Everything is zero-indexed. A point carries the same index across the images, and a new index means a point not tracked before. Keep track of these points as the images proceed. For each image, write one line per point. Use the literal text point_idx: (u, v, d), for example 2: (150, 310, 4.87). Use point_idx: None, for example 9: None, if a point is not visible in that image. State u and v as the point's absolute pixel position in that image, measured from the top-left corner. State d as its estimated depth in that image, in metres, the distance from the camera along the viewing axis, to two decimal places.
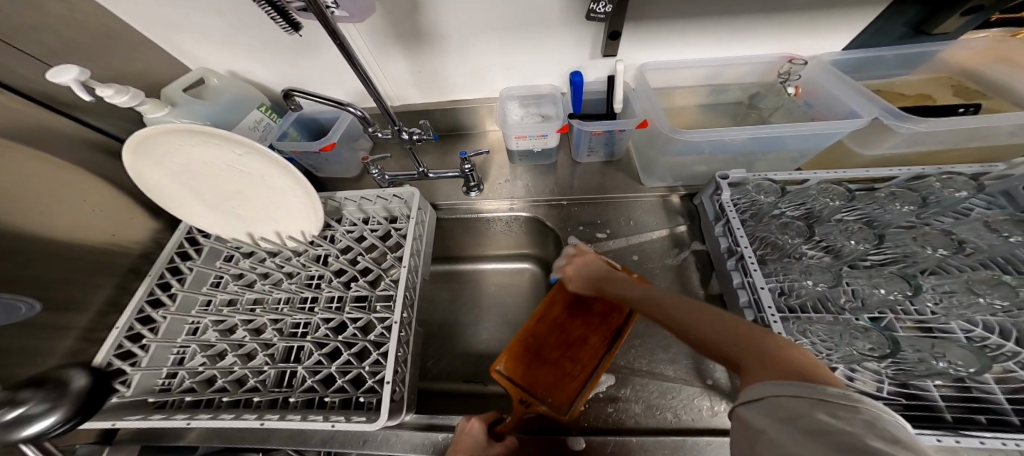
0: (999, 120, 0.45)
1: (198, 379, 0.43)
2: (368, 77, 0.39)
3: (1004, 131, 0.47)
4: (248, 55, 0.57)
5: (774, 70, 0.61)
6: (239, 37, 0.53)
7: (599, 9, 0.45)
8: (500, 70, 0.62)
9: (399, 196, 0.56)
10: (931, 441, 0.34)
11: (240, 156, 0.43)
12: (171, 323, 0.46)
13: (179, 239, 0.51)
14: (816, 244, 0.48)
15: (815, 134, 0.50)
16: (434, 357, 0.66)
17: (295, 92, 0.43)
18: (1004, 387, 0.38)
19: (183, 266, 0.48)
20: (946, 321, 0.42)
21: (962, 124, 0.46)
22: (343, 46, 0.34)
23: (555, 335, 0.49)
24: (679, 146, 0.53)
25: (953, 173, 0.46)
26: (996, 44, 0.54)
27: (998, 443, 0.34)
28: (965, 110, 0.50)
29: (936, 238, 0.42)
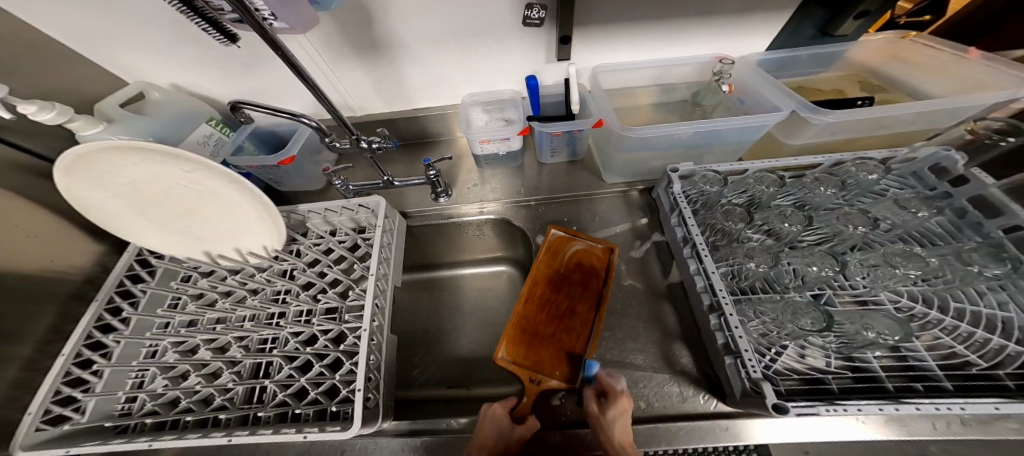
0: (899, 110, 0.50)
1: (162, 401, 0.42)
2: (318, 88, 0.40)
3: (904, 121, 0.54)
4: (197, 69, 0.56)
5: (709, 69, 0.65)
6: (184, 48, 0.52)
7: (533, 15, 0.51)
8: (459, 78, 0.64)
9: (364, 206, 0.56)
10: (874, 411, 0.34)
11: (189, 173, 0.42)
12: (126, 346, 0.44)
13: (128, 261, 0.48)
14: (758, 228, 0.51)
15: (746, 127, 0.54)
16: (422, 365, 0.66)
17: (240, 105, 0.43)
18: (935, 354, 0.41)
19: (135, 287, 0.46)
20: (875, 293, 0.46)
21: (869, 114, 0.50)
22: (285, 57, 0.35)
23: (546, 314, 0.50)
24: (630, 142, 0.56)
25: (865, 159, 0.52)
26: (891, 42, 0.62)
27: (932, 407, 0.35)
28: (864, 102, 0.55)
29: (856, 217, 0.47)
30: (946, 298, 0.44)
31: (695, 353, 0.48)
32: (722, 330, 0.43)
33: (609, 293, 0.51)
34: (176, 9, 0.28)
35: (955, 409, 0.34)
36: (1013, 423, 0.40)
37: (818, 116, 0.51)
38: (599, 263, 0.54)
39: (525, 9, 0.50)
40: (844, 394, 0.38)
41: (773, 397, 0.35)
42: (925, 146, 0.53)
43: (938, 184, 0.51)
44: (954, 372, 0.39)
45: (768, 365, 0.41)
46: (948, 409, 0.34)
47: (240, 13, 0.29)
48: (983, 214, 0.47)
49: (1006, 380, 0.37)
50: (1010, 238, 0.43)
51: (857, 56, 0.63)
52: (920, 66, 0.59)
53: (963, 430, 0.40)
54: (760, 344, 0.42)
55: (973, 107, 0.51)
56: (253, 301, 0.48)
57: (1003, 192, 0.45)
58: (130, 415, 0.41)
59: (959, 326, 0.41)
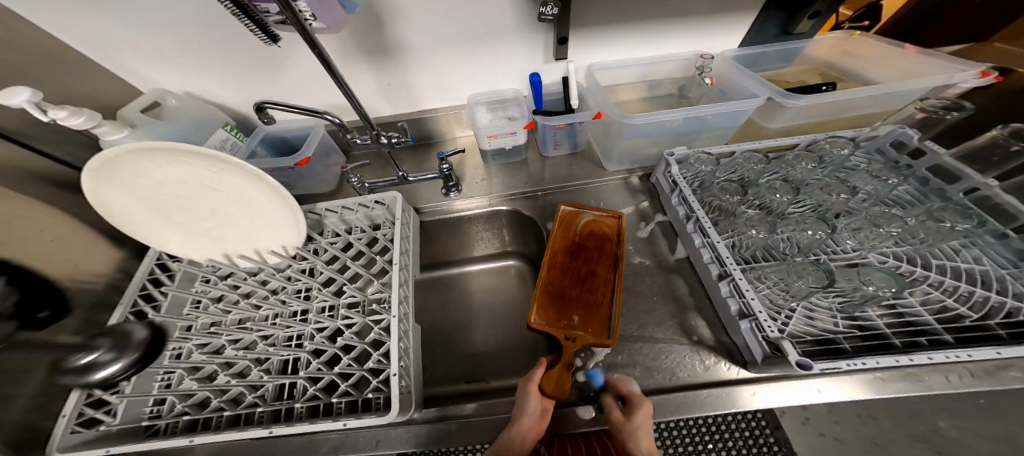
0: (858, 93, 0.56)
1: (193, 402, 0.43)
2: (345, 85, 0.42)
3: (866, 104, 0.60)
4: (208, 75, 0.57)
5: (692, 66, 0.71)
6: (200, 55, 0.54)
7: (547, 12, 0.50)
8: (464, 79, 0.67)
9: (381, 202, 0.59)
10: (891, 363, 0.37)
11: (214, 174, 0.44)
12: (150, 350, 0.46)
13: (149, 266, 0.51)
14: (752, 203, 0.56)
15: (730, 111, 0.59)
16: (438, 366, 0.67)
17: (266, 105, 0.45)
18: (929, 309, 0.44)
19: (157, 291, 0.48)
20: (865, 255, 0.50)
21: (836, 96, 0.56)
22: (321, 55, 0.38)
23: (570, 277, 0.56)
24: (630, 129, 0.60)
25: (837, 137, 0.58)
26: (841, 41, 0.69)
27: (942, 356, 0.37)
28: (826, 87, 0.61)
29: (836, 186, 0.53)
30: (927, 256, 0.48)
31: (709, 323, 0.51)
32: (734, 296, 0.46)
33: (622, 255, 0.57)
34: (226, 8, 0.31)
35: (963, 357, 0.37)
36: (1018, 372, 0.43)
37: (792, 101, 0.56)
38: (609, 230, 0.61)
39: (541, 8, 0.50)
40: (857, 352, 0.41)
41: (796, 356, 0.37)
42: (884, 125, 0.60)
43: (900, 157, 0.57)
44: (950, 326, 0.42)
45: (783, 329, 0.42)
46: (956, 356, 0.37)
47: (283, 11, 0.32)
48: (942, 180, 0.53)
49: (997, 329, 0.40)
50: (970, 199, 0.50)
51: (813, 52, 0.71)
52: (867, 61, 0.67)
53: (974, 382, 0.43)
54: (772, 309, 0.44)
55: (920, 91, 0.57)
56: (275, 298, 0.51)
57: (955, 160, 0.52)
58: (161, 417, 0.42)
59: (945, 281, 0.45)
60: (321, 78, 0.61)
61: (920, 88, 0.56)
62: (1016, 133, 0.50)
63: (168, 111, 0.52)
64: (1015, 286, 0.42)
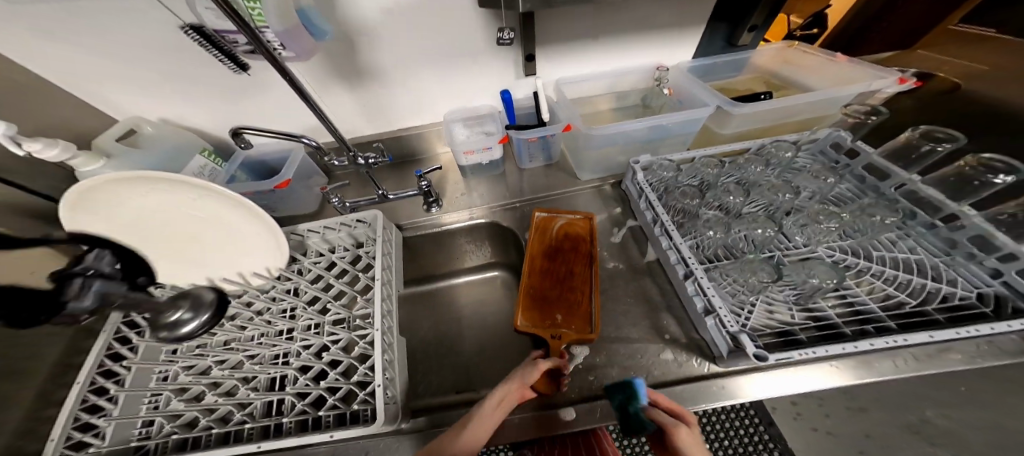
0: (794, 100, 0.62)
1: (181, 422, 0.46)
2: (317, 108, 0.44)
3: (806, 109, 0.65)
4: (185, 101, 0.58)
5: (650, 78, 0.76)
6: (177, 83, 0.55)
7: (506, 36, 0.56)
8: (440, 98, 0.70)
9: (362, 220, 0.60)
10: (839, 352, 0.40)
11: (194, 199, 0.45)
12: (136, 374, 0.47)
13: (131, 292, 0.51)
14: (712, 205, 0.59)
15: (685, 120, 0.64)
16: (425, 378, 0.66)
17: (241, 130, 0.46)
18: (874, 297, 0.48)
19: (140, 317, 0.49)
20: (814, 250, 0.53)
21: (776, 103, 0.61)
22: (292, 80, 0.38)
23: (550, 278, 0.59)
24: (597, 140, 0.64)
25: (779, 142, 0.62)
26: (780, 51, 0.76)
27: (882, 342, 0.40)
28: (766, 96, 0.66)
29: (781, 187, 0.57)
30: (869, 248, 0.52)
31: (680, 320, 0.54)
32: (699, 294, 0.49)
33: (597, 254, 0.61)
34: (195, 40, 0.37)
35: (901, 342, 0.40)
36: (959, 354, 0.47)
37: (738, 108, 0.61)
38: (583, 230, 0.64)
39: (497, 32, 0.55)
40: (811, 343, 0.44)
41: (753, 349, 0.40)
42: (822, 129, 0.66)
43: (839, 157, 0.63)
44: (893, 312, 0.46)
45: (744, 323, 0.46)
46: (895, 341, 0.40)
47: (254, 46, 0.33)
48: (876, 178, 0.58)
49: (935, 314, 0.44)
50: (901, 193, 0.55)
51: (758, 62, 0.77)
52: (805, 68, 0.73)
53: (919, 365, 0.46)
54: (732, 304, 0.48)
55: (849, 96, 0.63)
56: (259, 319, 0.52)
57: (884, 159, 0.58)
58: (149, 438, 0.44)
59: (885, 271, 0.49)
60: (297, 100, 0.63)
61: (849, 93, 0.61)
62: (925, 134, 0.57)
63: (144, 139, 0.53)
64: (947, 273, 0.47)
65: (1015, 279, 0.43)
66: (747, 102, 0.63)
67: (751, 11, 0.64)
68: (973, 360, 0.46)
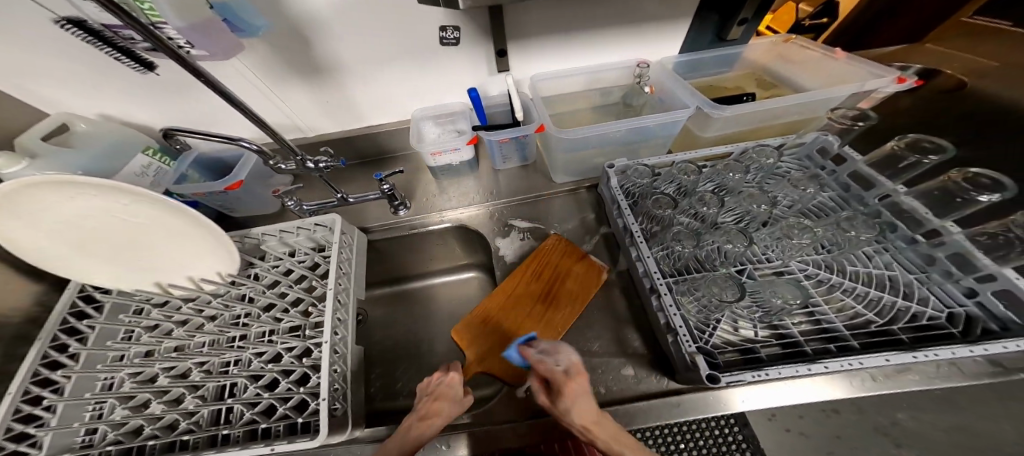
0: (776, 103, 0.58)
1: (126, 429, 0.46)
2: (252, 116, 0.38)
3: (793, 110, 0.62)
4: (124, 93, 0.55)
5: (631, 74, 0.72)
6: (112, 78, 0.52)
7: (448, 36, 0.57)
8: (407, 94, 0.67)
9: (322, 224, 0.58)
10: (792, 373, 0.39)
11: (127, 205, 0.43)
12: (77, 382, 0.47)
13: (71, 298, 0.49)
14: (687, 213, 0.57)
15: (665, 122, 0.60)
16: (404, 379, 0.66)
17: (176, 132, 0.42)
18: (842, 315, 0.46)
19: (82, 324, 0.47)
20: (787, 264, 0.51)
21: (761, 105, 0.58)
22: (210, 83, 0.33)
23: (527, 300, 0.57)
24: (570, 143, 0.61)
25: (763, 147, 0.59)
26: (775, 45, 0.72)
27: (838, 365, 0.39)
28: (748, 97, 0.63)
29: (759, 197, 0.54)
30: (843, 263, 0.50)
31: (644, 335, 0.53)
32: (662, 310, 0.48)
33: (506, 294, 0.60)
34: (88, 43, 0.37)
35: (857, 364, 0.39)
36: (915, 375, 0.47)
37: (718, 111, 0.58)
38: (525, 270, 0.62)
39: (439, 31, 0.56)
40: (771, 361, 0.42)
41: (707, 370, 0.40)
42: (808, 132, 0.62)
43: (824, 162, 0.59)
44: (859, 331, 0.44)
45: (703, 340, 0.44)
46: (852, 364, 0.39)
47: (150, 42, 0.28)
48: (860, 186, 0.55)
49: (900, 334, 0.43)
50: (884, 204, 0.52)
51: (751, 57, 0.73)
52: (798, 64, 0.69)
53: (875, 385, 0.46)
54: (693, 320, 0.46)
55: (839, 97, 0.59)
56: (210, 327, 0.51)
57: (870, 168, 0.54)
58: (92, 447, 0.44)
59: (856, 287, 0.48)
60: (249, 96, 0.59)
61: (841, 94, 0.58)
62: (909, 145, 0.54)
63: (78, 137, 0.50)
64: (920, 290, 0.46)
65: (991, 299, 0.41)
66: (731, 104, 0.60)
67: (741, 4, 0.60)
68: (928, 381, 0.46)
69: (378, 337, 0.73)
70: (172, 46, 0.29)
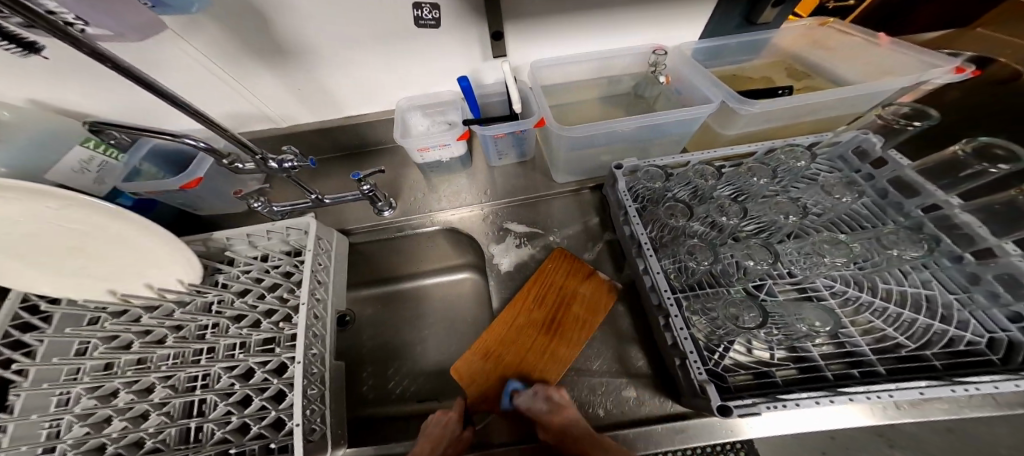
0: (816, 97, 0.52)
1: (86, 449, 0.37)
2: (194, 111, 0.32)
3: (825, 107, 0.55)
4: (57, 75, 0.48)
5: (646, 61, 0.64)
6: (36, 61, 0.45)
7: (426, 15, 0.50)
8: (389, 80, 0.60)
9: (294, 227, 0.52)
10: (812, 406, 0.33)
11: (58, 210, 0.37)
12: (30, 398, 0.38)
13: (12, 309, 0.41)
14: (702, 221, 0.51)
15: (683, 119, 0.54)
16: (396, 378, 0.63)
17: (107, 126, 0.38)
18: (869, 338, 0.41)
19: (27, 336, 0.38)
20: (813, 280, 0.46)
21: (792, 102, 0.51)
22: (122, 69, 0.26)
23: (530, 328, 0.50)
24: (573, 140, 0.55)
25: (793, 146, 0.53)
26: (808, 29, 0.64)
27: (865, 397, 0.34)
28: (784, 91, 0.56)
29: (787, 206, 0.48)
30: (875, 280, 0.45)
31: (649, 354, 0.48)
32: (669, 330, 0.42)
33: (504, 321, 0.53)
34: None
35: (885, 398, 0.33)
36: (944, 403, 0.42)
37: (745, 106, 0.51)
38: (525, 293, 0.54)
39: (413, 9, 0.48)
40: (788, 387, 0.38)
41: (717, 400, 0.34)
42: (847, 130, 0.56)
43: (861, 166, 0.53)
44: (886, 355, 0.39)
45: (715, 363, 0.40)
46: (878, 397, 0.34)
47: (21, 16, 0.21)
48: (901, 194, 0.49)
49: (933, 360, 0.38)
50: (930, 216, 0.46)
51: (781, 43, 0.65)
52: (832, 52, 0.63)
53: (898, 414, 0.41)
54: (704, 341, 0.41)
55: (884, 92, 0.53)
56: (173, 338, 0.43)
57: (917, 174, 0.49)
58: None
59: (888, 308, 0.42)
60: (208, 84, 0.53)
61: (884, 90, 0.52)
62: (978, 149, 0.48)
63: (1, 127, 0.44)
64: (960, 314, 0.40)
65: None
66: (761, 99, 0.53)
67: None
68: (958, 411, 0.41)
69: (369, 338, 0.68)
70: (57, 23, 0.22)
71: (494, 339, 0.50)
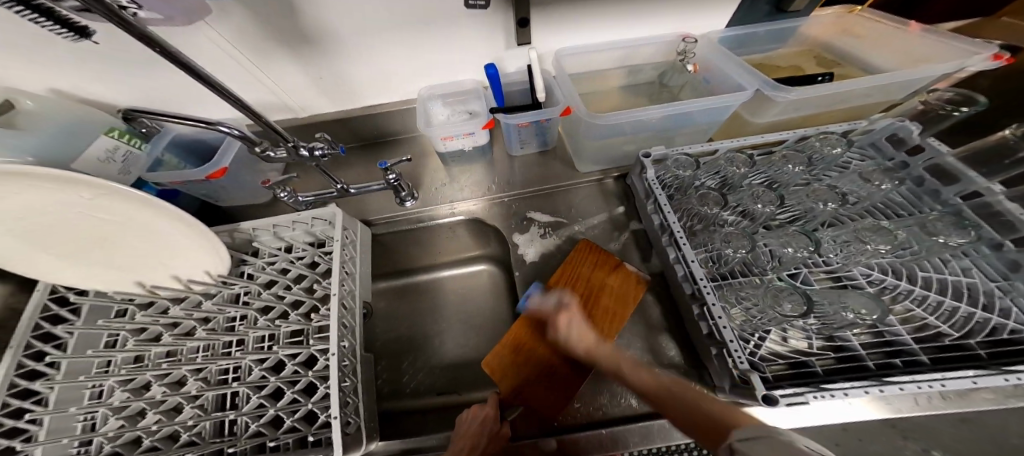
0: (854, 84, 0.51)
1: (122, 442, 0.37)
2: (233, 97, 0.32)
3: (858, 94, 0.54)
4: (75, 63, 0.47)
5: (674, 49, 0.63)
6: (56, 47, 0.44)
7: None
8: (413, 69, 0.59)
9: (320, 217, 0.52)
10: (862, 395, 0.33)
11: (92, 201, 0.37)
12: (64, 390, 0.38)
13: (42, 301, 0.40)
14: (733, 210, 0.51)
15: (714, 107, 0.52)
16: (411, 372, 0.63)
17: (135, 113, 0.38)
18: (909, 327, 0.40)
19: (58, 330, 0.38)
20: (849, 268, 0.46)
21: (827, 89, 0.50)
22: (168, 53, 0.26)
23: None
24: (601, 129, 0.54)
25: (828, 133, 0.52)
26: (840, 17, 0.63)
27: (914, 386, 0.33)
28: (823, 78, 0.55)
29: (824, 194, 0.48)
30: (913, 268, 0.45)
31: (682, 344, 0.48)
32: (705, 319, 0.42)
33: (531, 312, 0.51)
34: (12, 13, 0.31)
35: (936, 387, 0.33)
36: (991, 394, 0.42)
37: (780, 94, 0.50)
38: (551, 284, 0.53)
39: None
40: (829, 377, 0.37)
41: (762, 389, 0.33)
42: (881, 118, 0.55)
43: (896, 154, 0.53)
44: (927, 345, 0.39)
45: (753, 352, 0.39)
46: (929, 387, 0.33)
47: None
48: (939, 182, 0.49)
49: (977, 349, 0.37)
50: (969, 204, 0.46)
51: (810, 31, 0.64)
52: (864, 40, 0.61)
53: (944, 405, 0.41)
54: (743, 330, 0.41)
55: (922, 79, 0.52)
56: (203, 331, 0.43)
57: (955, 162, 0.48)
58: None
59: (928, 296, 0.42)
60: (230, 72, 0.52)
61: (920, 77, 0.51)
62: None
63: (24, 116, 0.43)
64: (1001, 301, 0.39)
65: None
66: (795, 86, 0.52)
67: None
68: (1003, 400, 0.41)
69: (384, 330, 0.67)
70: (110, 5, 0.21)
71: (524, 330, 0.49)
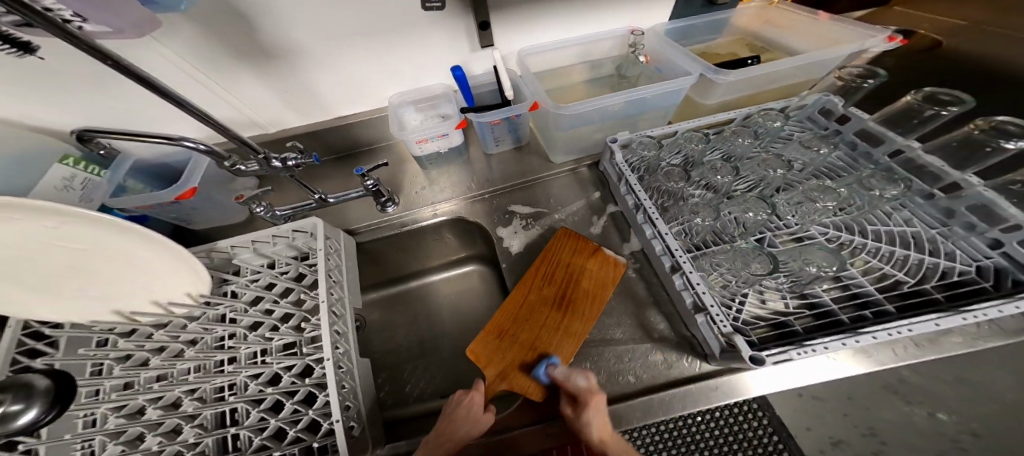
0: (782, 64, 0.55)
1: None
2: (202, 114, 0.33)
3: (792, 72, 0.59)
4: (22, 89, 0.46)
5: (626, 43, 0.67)
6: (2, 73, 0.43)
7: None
8: (380, 77, 0.60)
9: (301, 230, 0.52)
10: (841, 347, 0.36)
11: (55, 227, 0.36)
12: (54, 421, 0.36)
13: (15, 336, 0.38)
14: (698, 184, 0.54)
15: (667, 92, 0.56)
16: (413, 380, 0.63)
17: (91, 133, 0.38)
18: (871, 278, 0.44)
19: (36, 362, 0.36)
20: (807, 228, 0.49)
21: (762, 69, 0.55)
22: (122, 67, 0.26)
23: (543, 305, 0.51)
24: (568, 119, 0.56)
25: (767, 109, 0.56)
26: (760, 9, 0.68)
27: (885, 333, 0.36)
28: (752, 61, 0.59)
29: (773, 161, 0.52)
30: (863, 223, 0.49)
31: (668, 316, 0.50)
32: (687, 288, 0.44)
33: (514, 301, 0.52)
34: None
35: (904, 332, 0.36)
36: (959, 337, 0.45)
37: (720, 77, 0.54)
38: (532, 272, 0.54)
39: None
40: (808, 334, 0.40)
41: (749, 351, 0.35)
42: (811, 94, 0.60)
43: (829, 123, 0.58)
44: (891, 293, 0.42)
45: (735, 317, 0.42)
46: (898, 332, 0.36)
47: (16, 13, 0.21)
48: (868, 144, 0.54)
49: (934, 292, 0.41)
50: (898, 161, 0.51)
51: (738, 22, 0.69)
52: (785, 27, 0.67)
53: (918, 352, 0.44)
54: (723, 296, 0.43)
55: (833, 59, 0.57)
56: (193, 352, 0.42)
57: (878, 125, 0.53)
58: None
59: (881, 248, 0.45)
60: (189, 90, 0.52)
61: (833, 57, 0.56)
62: (928, 97, 0.51)
63: None
64: (945, 245, 0.43)
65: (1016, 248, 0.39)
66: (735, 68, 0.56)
67: None
68: (974, 342, 0.45)
69: (380, 342, 0.67)
70: (55, 19, 0.22)
71: (506, 317, 0.50)
